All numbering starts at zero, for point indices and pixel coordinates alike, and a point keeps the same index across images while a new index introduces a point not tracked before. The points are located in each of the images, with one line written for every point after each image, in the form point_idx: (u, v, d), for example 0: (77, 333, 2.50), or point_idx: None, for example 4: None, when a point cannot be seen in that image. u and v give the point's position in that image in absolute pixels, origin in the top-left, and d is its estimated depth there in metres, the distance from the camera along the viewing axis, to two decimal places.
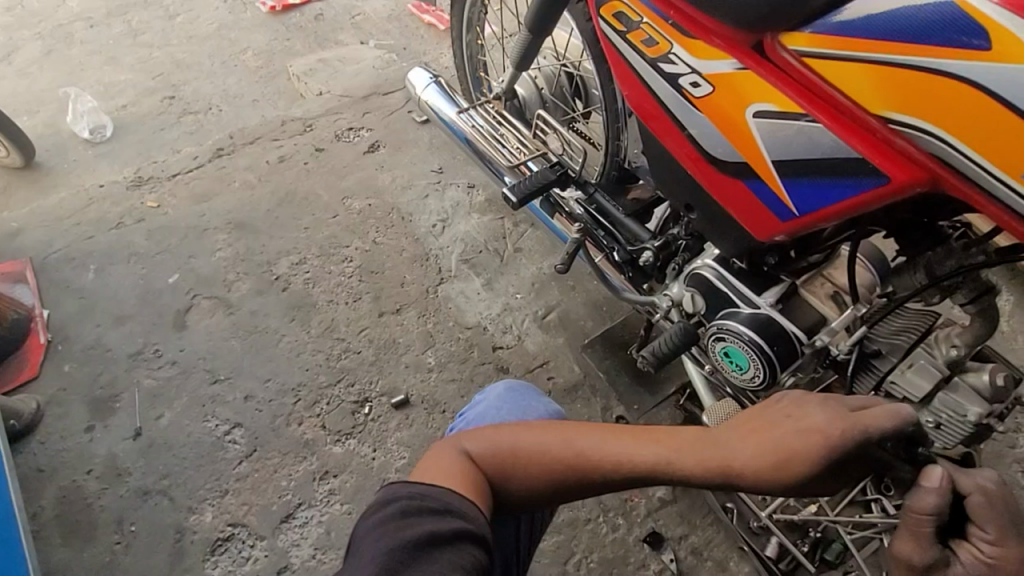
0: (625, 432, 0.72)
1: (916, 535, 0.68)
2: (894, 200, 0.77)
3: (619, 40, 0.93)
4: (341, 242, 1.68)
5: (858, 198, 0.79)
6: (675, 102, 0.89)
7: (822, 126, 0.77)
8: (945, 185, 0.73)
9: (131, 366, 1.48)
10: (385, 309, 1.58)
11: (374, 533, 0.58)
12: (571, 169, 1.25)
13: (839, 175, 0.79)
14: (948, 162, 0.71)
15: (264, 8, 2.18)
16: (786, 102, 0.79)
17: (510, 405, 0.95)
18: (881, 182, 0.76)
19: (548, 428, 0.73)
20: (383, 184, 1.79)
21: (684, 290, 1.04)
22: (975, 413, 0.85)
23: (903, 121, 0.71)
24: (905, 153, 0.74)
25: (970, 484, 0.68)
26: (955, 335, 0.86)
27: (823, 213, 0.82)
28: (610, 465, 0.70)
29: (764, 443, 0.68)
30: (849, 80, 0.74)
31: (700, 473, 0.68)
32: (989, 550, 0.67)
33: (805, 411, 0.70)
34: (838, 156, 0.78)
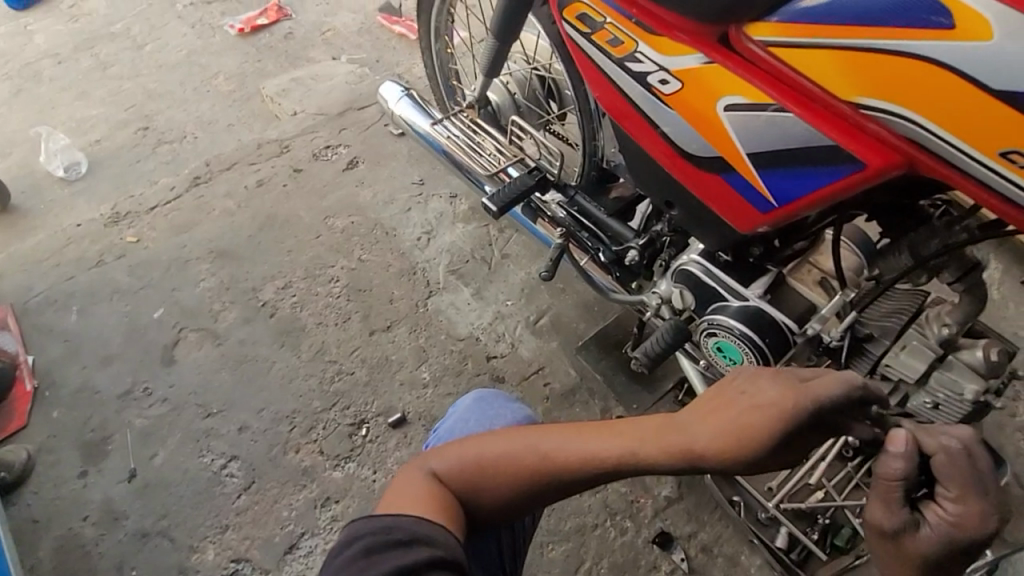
0: (587, 429, 0.70)
1: (886, 500, 0.64)
2: (872, 184, 0.76)
3: (585, 42, 0.91)
4: (326, 262, 1.66)
5: (835, 185, 0.78)
6: (646, 101, 0.88)
7: (794, 115, 0.76)
8: (921, 167, 0.72)
9: (121, 406, 1.45)
10: (375, 326, 1.56)
11: (343, 573, 0.60)
12: (549, 171, 1.22)
13: (815, 164, 0.78)
14: (922, 143, 0.70)
15: (232, 30, 2.16)
16: (757, 94, 0.78)
17: (476, 417, 0.94)
18: (857, 168, 0.75)
19: (511, 435, 0.73)
20: (365, 201, 1.77)
21: (672, 286, 1.03)
22: (972, 391, 0.84)
23: (874, 106, 0.71)
24: (879, 137, 0.73)
25: (934, 443, 0.64)
26: (946, 313, 0.85)
27: (802, 203, 0.81)
28: (576, 463, 0.68)
29: (718, 423, 0.65)
30: (816, 67, 0.73)
31: (664, 461, 0.66)
32: (953, 509, 0.63)
33: (761, 385, 0.65)
34: (813, 145, 0.77)
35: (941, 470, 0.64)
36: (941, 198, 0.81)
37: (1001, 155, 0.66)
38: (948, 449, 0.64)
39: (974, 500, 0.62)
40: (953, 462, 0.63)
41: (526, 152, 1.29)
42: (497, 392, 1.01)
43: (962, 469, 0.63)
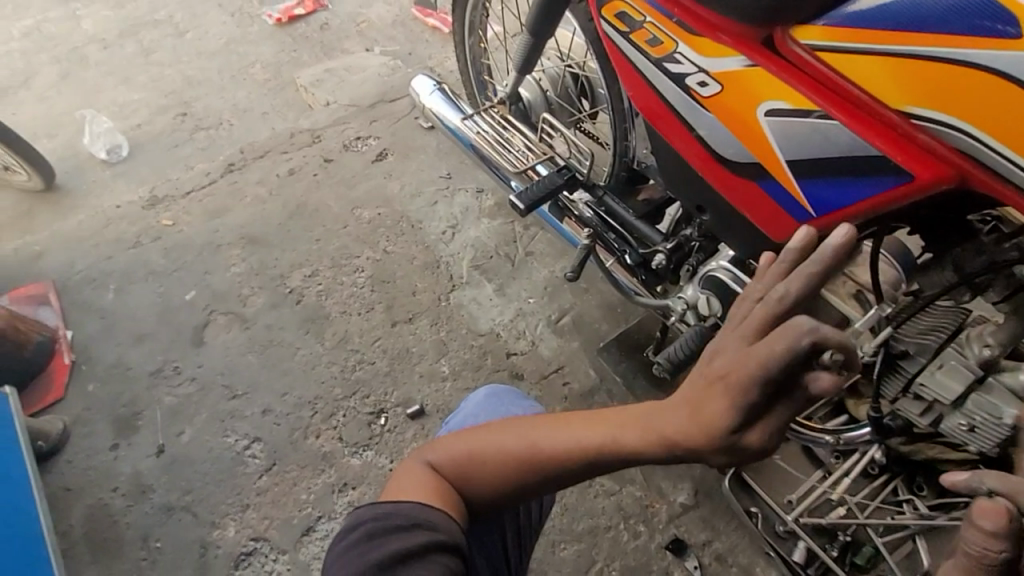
0: (573, 418, 0.66)
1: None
2: (917, 197, 0.74)
3: (622, 41, 0.90)
4: (352, 252, 1.68)
5: (878, 197, 0.75)
6: (683, 103, 0.86)
7: (839, 123, 0.74)
8: (972, 182, 0.70)
9: (152, 384, 1.50)
10: (398, 318, 1.58)
11: (345, 558, 0.63)
12: (579, 170, 1.22)
13: (858, 175, 0.75)
14: (974, 157, 0.68)
15: (270, 20, 2.20)
16: (800, 99, 0.76)
17: (487, 412, 0.95)
18: (903, 180, 0.73)
19: (506, 426, 0.71)
20: (392, 193, 1.79)
21: (698, 292, 1.03)
22: (1012, 415, 0.80)
23: (925, 116, 0.68)
24: (928, 149, 0.70)
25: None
26: (988, 333, 0.81)
27: (843, 213, 0.79)
28: (565, 454, 0.65)
29: (683, 407, 0.56)
30: (865, 74, 0.71)
31: (646, 452, 0.60)
32: None
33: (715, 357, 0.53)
34: (858, 154, 0.74)
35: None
36: (992, 213, 0.77)
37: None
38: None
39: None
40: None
41: (556, 150, 1.27)
42: (508, 388, 1.02)
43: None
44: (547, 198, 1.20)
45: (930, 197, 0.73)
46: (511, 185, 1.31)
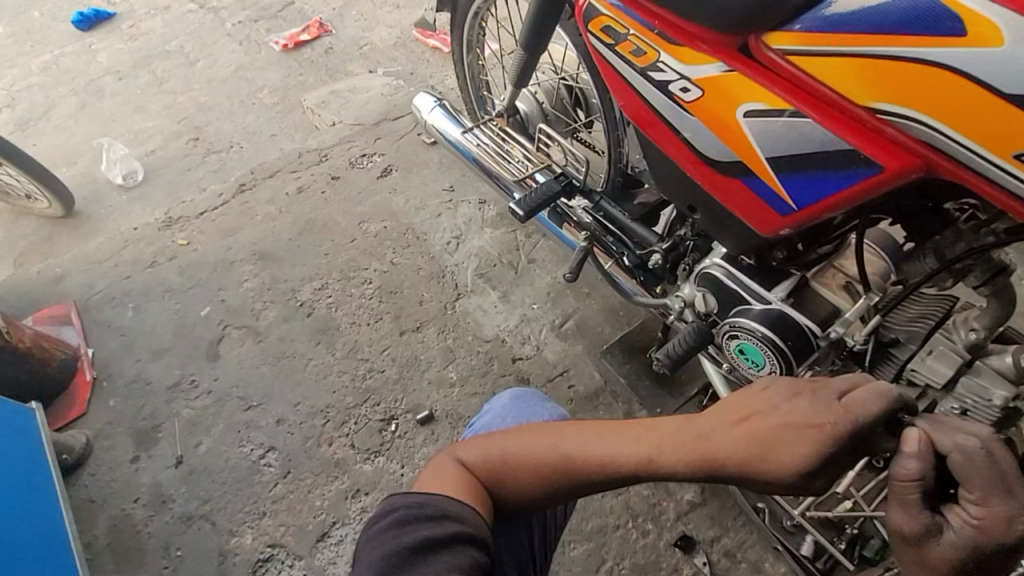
0: (605, 432, 0.72)
1: (903, 502, 0.65)
2: (890, 187, 0.78)
3: (609, 53, 0.95)
4: (360, 265, 1.74)
5: (853, 189, 0.80)
6: (668, 109, 0.91)
7: (811, 121, 0.79)
8: (937, 169, 0.74)
9: (170, 397, 1.55)
10: (405, 327, 1.62)
11: (374, 542, 0.63)
12: (575, 177, 1.26)
13: (834, 168, 0.80)
14: (938, 147, 0.72)
15: (277, 46, 2.29)
16: (774, 100, 0.81)
17: (513, 414, 0.96)
18: (874, 171, 0.77)
19: (537, 432, 0.76)
20: (398, 207, 1.85)
21: (695, 289, 1.04)
22: (1000, 396, 0.82)
23: (890, 111, 0.73)
24: (895, 141, 0.75)
25: (950, 442, 0.64)
26: (973, 318, 0.86)
27: (822, 206, 0.83)
28: (598, 466, 0.71)
29: (739, 437, 0.67)
30: (832, 75, 0.75)
31: (681, 467, 0.68)
32: (975, 511, 0.63)
33: (794, 404, 0.66)
34: (831, 150, 0.79)
35: (963, 472, 0.63)
36: (967, 202, 0.80)
37: (1015, 158, 0.68)
38: (964, 449, 0.63)
39: (999, 502, 0.62)
40: (972, 462, 0.63)
41: (553, 159, 1.32)
42: (531, 391, 1.03)
43: (984, 471, 0.62)
44: (546, 203, 1.24)
45: (897, 185, 0.78)
46: (513, 194, 1.36)
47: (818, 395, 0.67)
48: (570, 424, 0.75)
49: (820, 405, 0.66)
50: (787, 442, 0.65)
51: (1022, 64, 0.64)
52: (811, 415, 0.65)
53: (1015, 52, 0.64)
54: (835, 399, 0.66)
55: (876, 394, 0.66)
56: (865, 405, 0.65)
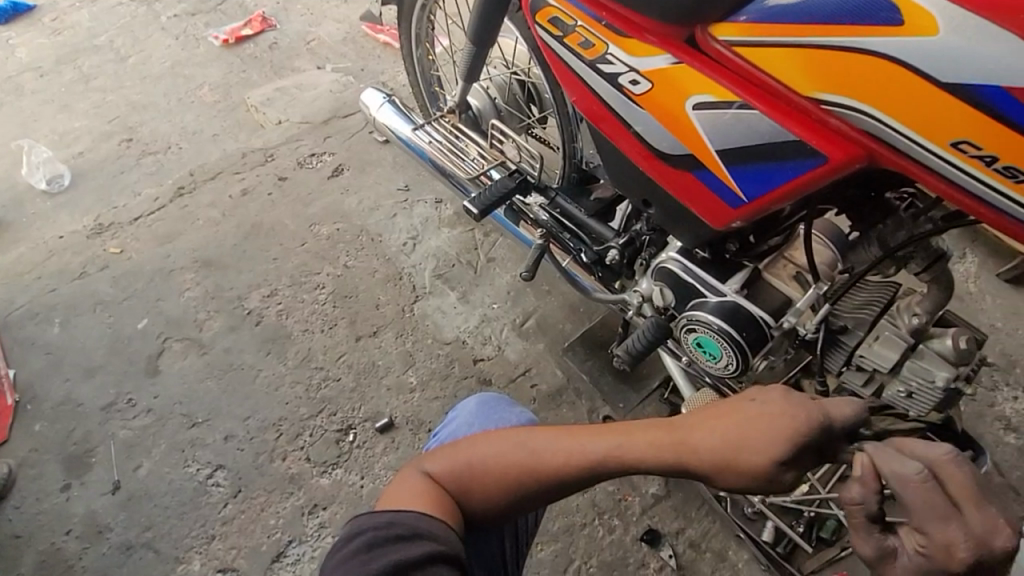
0: (577, 431, 0.71)
1: (853, 525, 0.63)
2: (835, 177, 0.79)
3: (557, 45, 0.93)
4: (312, 269, 1.67)
5: (800, 179, 0.81)
6: (619, 102, 0.90)
7: (758, 112, 0.79)
8: (880, 159, 0.76)
9: (105, 418, 1.44)
10: (362, 332, 1.57)
11: (342, 568, 0.59)
12: (529, 174, 1.24)
13: (782, 159, 0.80)
14: (879, 137, 0.74)
15: (216, 41, 2.16)
16: (722, 92, 0.81)
17: (481, 420, 0.93)
18: (819, 162, 0.78)
19: (505, 435, 0.73)
20: (351, 207, 1.78)
21: (652, 284, 1.05)
22: (942, 378, 0.86)
23: (834, 101, 0.74)
24: (839, 132, 0.76)
25: (893, 467, 0.61)
26: (916, 303, 0.88)
27: (772, 196, 0.84)
28: (569, 465, 0.69)
29: (714, 432, 0.66)
30: (778, 66, 0.76)
31: (654, 465, 0.68)
32: (924, 539, 0.59)
33: (768, 398, 0.67)
34: (777, 141, 0.79)
35: (908, 497, 0.60)
36: (906, 191, 0.85)
37: (952, 146, 0.70)
38: (911, 472, 0.61)
39: (939, 529, 0.58)
40: (912, 486, 0.60)
41: (507, 155, 1.29)
42: (500, 395, 1.00)
43: (924, 494, 0.59)
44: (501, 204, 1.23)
45: (843, 176, 0.79)
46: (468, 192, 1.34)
47: (792, 392, 0.67)
48: (541, 424, 0.73)
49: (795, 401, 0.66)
50: (763, 437, 0.65)
51: (954, 53, 0.66)
52: (786, 410, 0.65)
53: (949, 40, 0.66)
54: (809, 395, 0.67)
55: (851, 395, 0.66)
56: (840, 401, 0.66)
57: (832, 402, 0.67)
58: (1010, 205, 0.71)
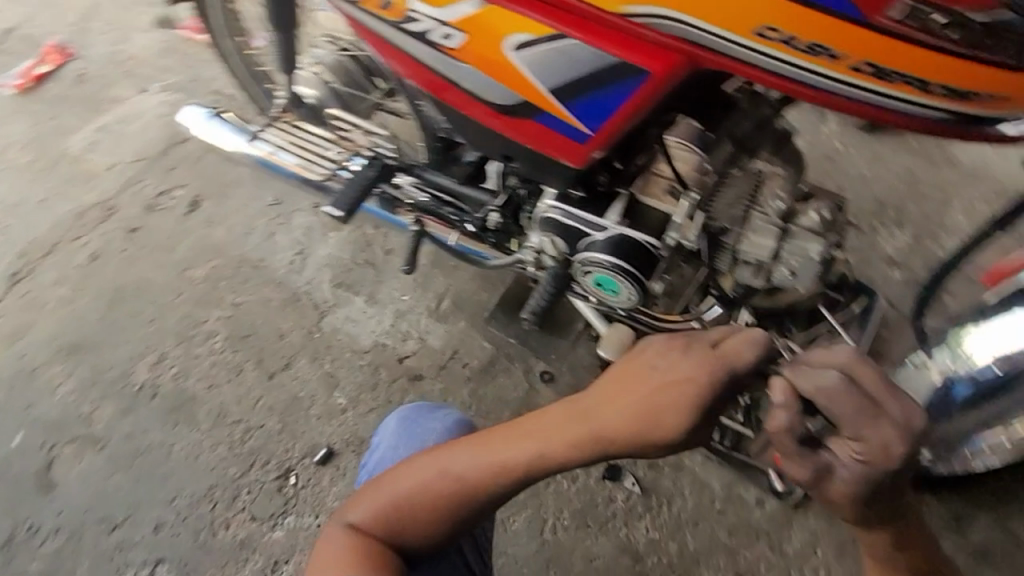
0: (495, 440, 0.70)
1: (788, 453, 0.62)
2: (668, 90, 0.77)
3: (362, 15, 0.87)
4: (197, 319, 1.52)
5: (634, 101, 0.78)
6: (439, 62, 0.84)
7: (577, 41, 0.75)
8: (705, 63, 0.74)
9: (8, 555, 1.27)
10: (273, 369, 1.46)
11: None
12: (388, 156, 1.15)
13: (612, 84, 0.77)
14: (697, 40, 0.72)
15: (6, 89, 1.82)
16: (536, 26, 0.75)
17: (404, 442, 0.88)
18: (646, 78, 0.75)
19: (427, 462, 0.72)
20: (221, 240, 1.62)
21: (541, 235, 1.01)
22: (814, 251, 0.90)
23: (644, 13, 0.71)
24: (658, 44, 0.73)
25: (810, 386, 0.61)
26: (776, 188, 0.91)
27: (614, 124, 0.81)
28: (492, 478, 0.68)
29: (623, 410, 0.65)
30: None
31: (572, 457, 0.67)
32: (860, 449, 0.59)
33: (670, 365, 0.66)
34: (601, 66, 0.76)
35: (833, 410, 0.60)
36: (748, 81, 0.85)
37: (757, 34, 0.70)
38: (823, 388, 0.60)
39: (873, 431, 0.59)
40: (834, 397, 0.60)
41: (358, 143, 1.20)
42: (420, 403, 0.95)
43: (846, 401, 0.59)
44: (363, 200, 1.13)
45: (671, 92, 0.77)
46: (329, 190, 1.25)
47: (691, 351, 0.66)
48: (460, 440, 0.72)
49: (694, 360, 0.65)
50: (669, 406, 0.64)
51: None
52: (686, 372, 0.65)
53: None
54: (707, 350, 0.66)
55: (749, 341, 0.66)
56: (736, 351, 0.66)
57: (729, 351, 0.66)
58: (823, 82, 0.72)
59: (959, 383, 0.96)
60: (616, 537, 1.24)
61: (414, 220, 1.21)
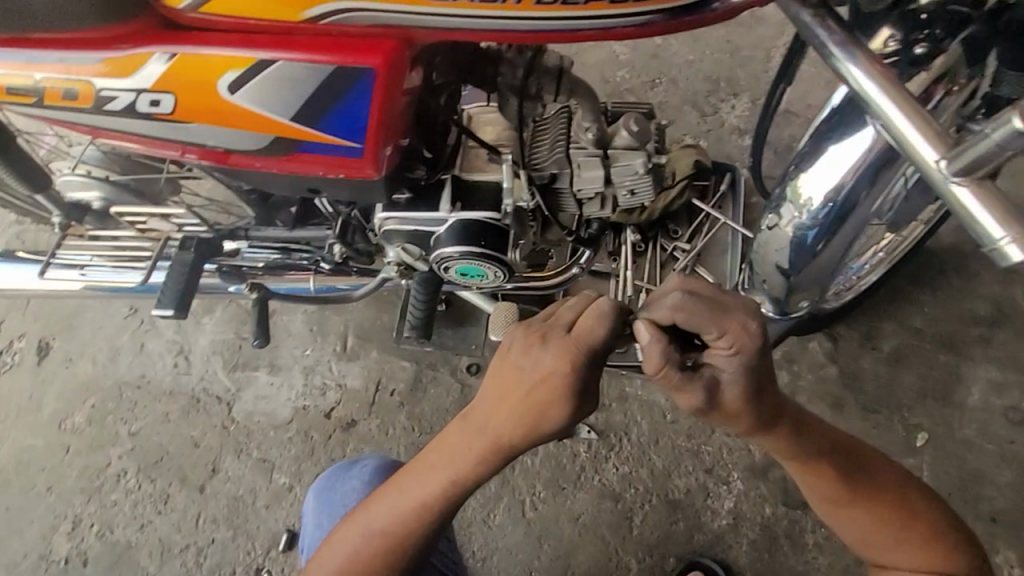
0: (408, 482, 0.72)
1: (675, 386, 0.65)
2: (402, 79, 0.69)
3: (48, 112, 0.75)
4: (97, 466, 1.38)
5: (375, 101, 0.69)
6: (162, 131, 0.74)
7: (284, 60, 0.67)
8: (420, 39, 0.67)
9: None
10: (201, 480, 1.35)
11: None
12: (201, 231, 1.06)
13: (344, 92, 0.69)
14: (397, 22, 0.65)
15: None
16: (238, 60, 0.68)
17: (330, 508, 0.97)
18: (371, 75, 0.67)
19: (354, 526, 0.73)
20: (89, 373, 1.46)
21: (395, 249, 0.96)
22: (641, 164, 0.90)
23: (329, 11, 0.64)
24: (365, 37, 0.67)
25: (665, 312, 0.65)
26: (582, 119, 0.87)
27: (372, 131, 0.71)
28: (419, 517, 0.71)
29: (510, 416, 0.67)
30: (258, 6, 0.65)
31: (484, 471, 0.70)
32: (725, 344, 0.63)
33: (535, 359, 0.67)
34: (322, 78, 0.68)
35: (693, 321, 0.64)
36: None
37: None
38: (676, 308, 0.64)
39: (727, 322, 0.63)
40: (687, 311, 0.64)
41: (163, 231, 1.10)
42: (334, 466, 1.03)
43: (697, 309, 0.63)
44: (191, 290, 1.02)
45: (409, 74, 0.70)
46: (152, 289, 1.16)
47: (550, 339, 0.68)
48: (378, 496, 0.74)
49: (554, 347, 0.67)
50: (546, 398, 0.66)
51: None
52: (550, 360, 0.67)
53: None
54: (565, 332, 0.69)
55: (599, 312, 0.68)
56: (590, 325, 0.67)
57: (584, 327, 0.68)
58: (522, 26, 0.64)
59: (810, 230, 0.88)
60: (592, 488, 1.25)
61: (250, 288, 1.09)
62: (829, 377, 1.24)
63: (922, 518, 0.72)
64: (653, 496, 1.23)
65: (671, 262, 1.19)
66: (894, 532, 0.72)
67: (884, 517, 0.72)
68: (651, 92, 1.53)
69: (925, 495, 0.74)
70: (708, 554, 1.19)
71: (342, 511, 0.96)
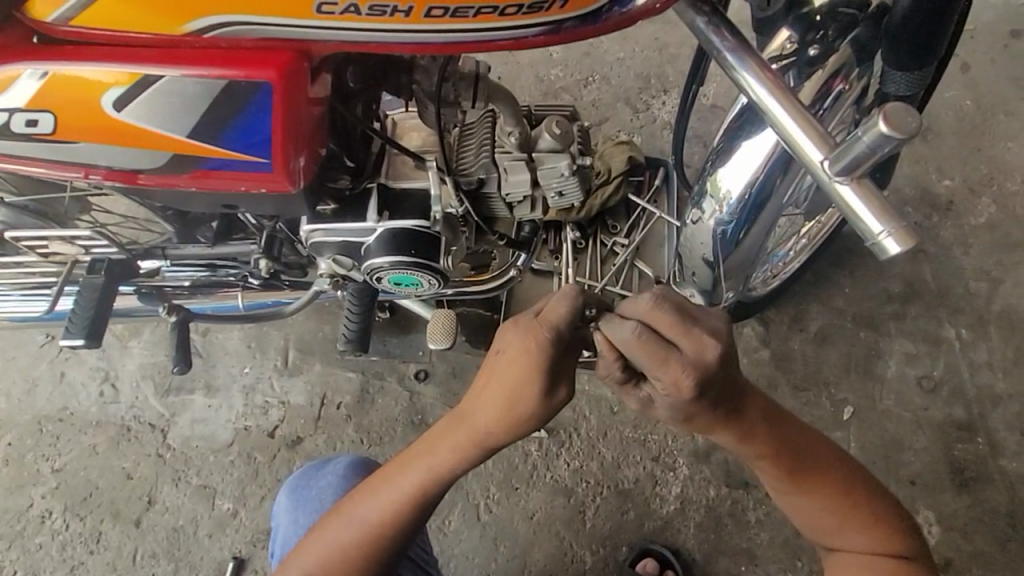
0: (391, 470, 0.71)
1: None
2: (302, 92, 0.66)
3: None
4: (17, 508, 1.28)
5: (275, 115, 0.66)
6: (46, 151, 0.70)
7: (170, 75, 0.64)
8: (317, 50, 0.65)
9: None
10: (136, 513, 1.28)
11: None
12: (112, 252, 1.00)
13: (240, 107, 0.66)
14: (288, 33, 0.62)
15: None
16: (119, 76, 0.64)
17: (302, 507, 0.94)
18: (267, 88, 0.64)
19: (335, 517, 0.71)
20: (4, 408, 1.35)
21: (326, 260, 0.93)
22: (566, 165, 0.91)
23: (213, 24, 0.61)
24: (257, 50, 0.64)
25: (635, 322, 0.61)
26: (505, 123, 0.87)
27: (279, 142, 0.68)
28: (400, 506, 0.69)
29: (485, 399, 0.66)
30: (135, 19, 0.61)
31: (465, 458, 0.68)
32: (682, 360, 0.60)
33: (506, 342, 0.65)
34: (215, 93, 0.65)
35: (659, 334, 0.60)
36: None
37: (318, 11, 0.60)
38: (645, 320, 0.60)
39: (688, 342, 0.60)
40: (655, 324, 0.60)
41: (65, 259, 1.02)
42: (310, 463, 1.00)
43: (663, 325, 0.60)
44: (103, 316, 0.96)
45: (312, 85, 0.67)
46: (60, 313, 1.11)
47: (520, 323, 0.66)
48: (363, 487, 0.72)
49: (523, 330, 0.64)
50: (518, 379, 0.64)
51: None
52: (519, 344, 0.64)
53: None
54: (534, 317, 0.65)
55: (567, 295, 0.65)
56: (556, 310, 0.64)
57: (550, 310, 0.65)
58: (416, 39, 0.63)
59: (729, 224, 0.92)
60: (545, 485, 1.26)
61: (167, 311, 1.03)
62: (763, 360, 1.30)
63: (864, 503, 0.71)
64: (603, 488, 1.26)
65: (612, 257, 1.20)
66: (840, 517, 0.71)
67: (826, 503, 0.71)
68: (584, 90, 1.55)
69: (867, 480, 0.73)
70: (658, 540, 1.23)
71: (314, 518, 0.93)
